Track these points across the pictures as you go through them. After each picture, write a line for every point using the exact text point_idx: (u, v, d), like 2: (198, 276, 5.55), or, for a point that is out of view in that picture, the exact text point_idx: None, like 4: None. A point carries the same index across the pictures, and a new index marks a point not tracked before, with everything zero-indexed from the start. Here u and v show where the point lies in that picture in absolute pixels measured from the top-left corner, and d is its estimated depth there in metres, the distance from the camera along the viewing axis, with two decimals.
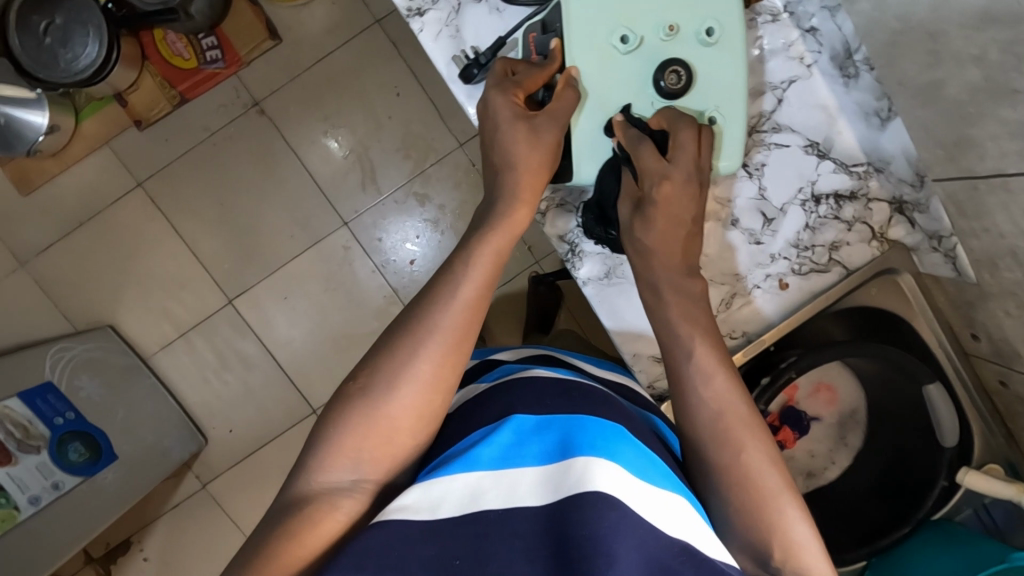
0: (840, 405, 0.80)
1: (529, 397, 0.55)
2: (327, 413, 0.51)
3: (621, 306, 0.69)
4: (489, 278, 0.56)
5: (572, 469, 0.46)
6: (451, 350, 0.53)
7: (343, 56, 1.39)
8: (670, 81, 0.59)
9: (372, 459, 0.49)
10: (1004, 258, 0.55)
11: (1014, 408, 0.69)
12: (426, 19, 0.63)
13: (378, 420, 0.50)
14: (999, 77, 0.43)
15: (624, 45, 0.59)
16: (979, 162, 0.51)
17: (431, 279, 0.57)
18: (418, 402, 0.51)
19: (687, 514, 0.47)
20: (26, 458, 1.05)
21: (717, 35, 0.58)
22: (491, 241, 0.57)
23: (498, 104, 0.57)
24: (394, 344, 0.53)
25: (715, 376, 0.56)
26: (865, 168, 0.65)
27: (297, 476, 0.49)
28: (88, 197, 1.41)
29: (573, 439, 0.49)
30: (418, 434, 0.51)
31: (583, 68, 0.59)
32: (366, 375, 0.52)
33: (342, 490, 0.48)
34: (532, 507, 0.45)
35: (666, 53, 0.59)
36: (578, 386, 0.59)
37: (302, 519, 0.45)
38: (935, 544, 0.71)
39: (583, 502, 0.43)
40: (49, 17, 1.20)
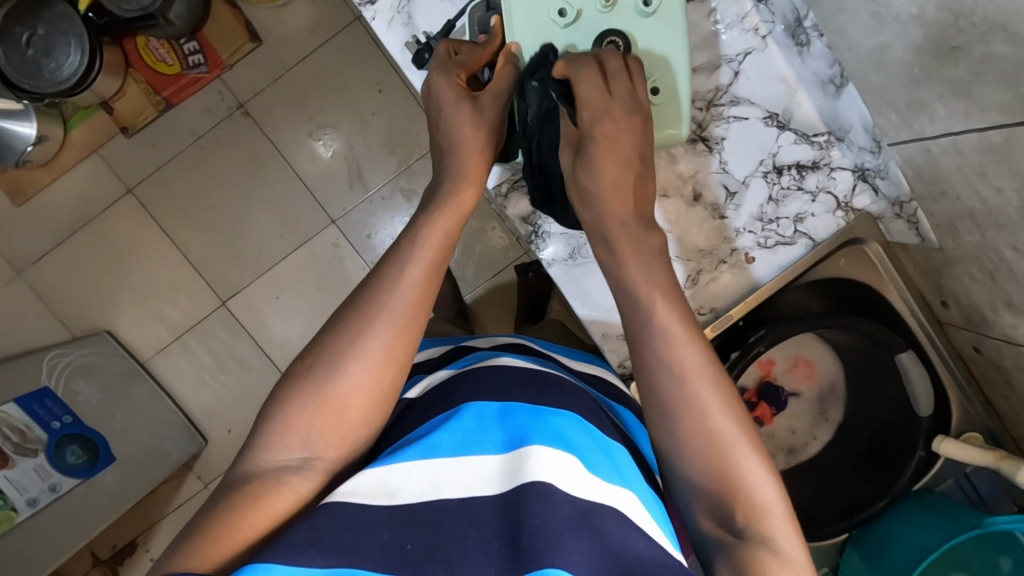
0: (819, 379, 0.79)
1: (492, 383, 0.57)
2: (275, 393, 0.52)
3: (587, 286, 0.70)
4: (438, 258, 0.56)
5: (528, 459, 0.47)
6: (402, 330, 0.53)
7: (324, 54, 1.40)
8: (607, 52, 0.59)
9: (322, 437, 0.50)
10: (963, 222, 0.55)
11: (988, 375, 0.68)
12: (377, 7, 0.62)
13: (326, 397, 0.51)
14: (938, 35, 0.43)
15: (562, 19, 0.59)
16: (930, 124, 0.50)
17: (380, 262, 0.57)
18: (369, 381, 0.52)
19: (629, 495, 0.48)
20: (22, 461, 1.07)
21: (654, 3, 0.58)
22: (438, 224, 0.57)
23: (441, 84, 0.58)
24: (343, 324, 0.54)
25: (669, 326, 0.52)
26: (826, 138, 0.65)
27: (246, 454, 0.50)
28: (80, 205, 1.44)
29: (535, 429, 0.51)
30: (368, 414, 0.52)
31: (524, 45, 0.60)
32: (315, 354, 0.53)
33: (292, 468, 0.49)
34: (488, 497, 0.47)
35: (606, 24, 0.59)
36: (538, 372, 0.61)
37: (249, 494, 0.47)
38: (919, 512, 0.72)
39: (541, 492, 0.44)
40: (31, 28, 1.21)
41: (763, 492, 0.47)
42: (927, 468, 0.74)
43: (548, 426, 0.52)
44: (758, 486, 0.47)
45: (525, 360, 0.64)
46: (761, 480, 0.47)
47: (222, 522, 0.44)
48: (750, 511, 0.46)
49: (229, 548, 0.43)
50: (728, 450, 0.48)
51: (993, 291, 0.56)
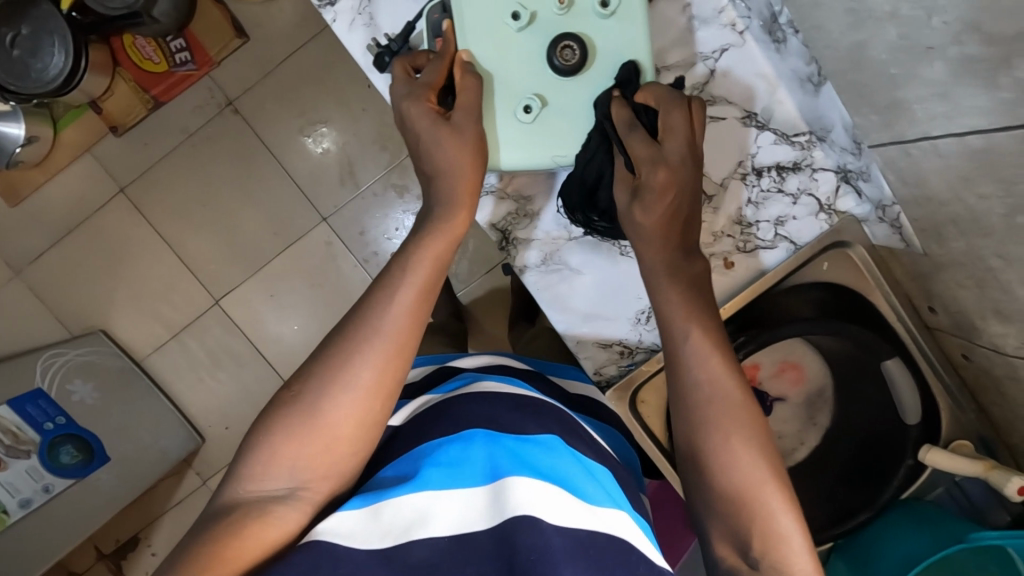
0: (807, 384, 0.77)
1: (477, 412, 0.58)
2: (263, 419, 0.51)
3: (563, 293, 0.68)
4: (432, 280, 0.55)
5: (522, 492, 0.47)
6: (394, 354, 0.52)
7: (313, 50, 1.38)
8: (563, 57, 0.56)
9: (309, 467, 0.50)
10: (948, 227, 0.52)
11: (980, 383, 0.65)
12: (338, 9, 0.61)
13: (313, 426, 0.50)
14: (914, 34, 0.40)
15: (516, 21, 0.56)
16: (910, 126, 0.48)
17: (371, 282, 0.56)
18: (358, 409, 0.51)
19: (620, 521, 0.50)
20: (15, 463, 1.10)
21: (613, 4, 0.55)
22: (429, 246, 0.55)
23: (414, 113, 0.54)
24: (333, 349, 0.53)
25: (704, 352, 0.56)
26: (807, 138, 0.62)
27: (230, 481, 0.50)
28: (74, 205, 1.43)
29: (524, 453, 0.52)
30: (357, 442, 0.51)
31: (477, 51, 0.56)
32: (303, 382, 0.52)
33: (278, 498, 0.48)
34: (481, 533, 0.46)
35: (562, 27, 0.56)
36: (527, 399, 0.61)
37: (232, 524, 0.46)
38: (908, 523, 0.69)
39: (532, 528, 0.45)
40: (15, 29, 1.20)
41: (781, 522, 0.52)
42: (914, 479, 0.71)
43: (541, 456, 0.53)
44: (779, 520, 0.52)
45: (512, 386, 0.64)
46: (780, 514, 0.52)
47: (205, 551, 0.44)
48: (769, 542, 0.51)
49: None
50: (755, 480, 0.53)
51: (981, 299, 0.53)
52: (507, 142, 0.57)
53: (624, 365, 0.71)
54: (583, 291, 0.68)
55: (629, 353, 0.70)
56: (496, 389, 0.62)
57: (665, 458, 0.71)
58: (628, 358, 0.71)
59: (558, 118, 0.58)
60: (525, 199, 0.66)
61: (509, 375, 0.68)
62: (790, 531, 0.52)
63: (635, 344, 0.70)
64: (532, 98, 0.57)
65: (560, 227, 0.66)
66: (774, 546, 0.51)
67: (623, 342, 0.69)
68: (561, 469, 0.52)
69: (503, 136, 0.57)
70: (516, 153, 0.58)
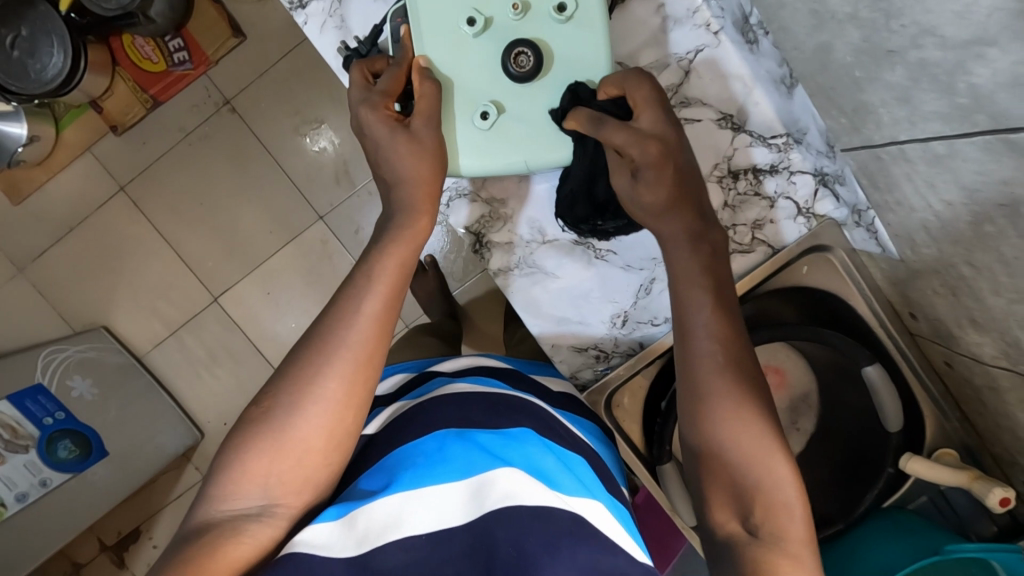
0: (791, 388, 0.77)
1: (446, 413, 0.57)
2: (231, 438, 0.51)
3: (537, 297, 0.68)
4: (396, 288, 0.55)
5: (497, 487, 0.48)
6: (361, 365, 0.53)
7: (308, 48, 1.39)
8: (518, 64, 0.56)
9: (280, 483, 0.50)
10: (919, 234, 0.51)
11: (963, 391, 0.63)
12: (309, 11, 0.61)
13: (284, 443, 0.50)
14: (873, 37, 0.39)
15: (472, 27, 0.55)
16: (877, 130, 0.47)
17: (335, 294, 0.56)
18: (327, 422, 0.51)
19: (596, 511, 0.50)
20: (15, 457, 1.10)
21: (569, 10, 0.55)
22: (393, 253, 0.55)
23: (369, 119, 0.54)
24: (298, 364, 0.53)
25: (691, 331, 0.54)
26: (784, 140, 0.61)
27: (201, 503, 0.50)
28: (75, 204, 1.45)
29: (500, 452, 0.52)
30: (328, 455, 0.52)
31: (433, 56, 0.56)
32: (271, 399, 0.52)
33: (251, 516, 0.49)
34: (460, 528, 0.47)
35: (519, 33, 0.56)
36: (498, 397, 0.60)
37: (205, 546, 0.46)
38: (880, 532, 0.67)
39: (510, 517, 0.46)
40: (16, 30, 1.22)
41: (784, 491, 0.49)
42: (896, 487, 0.70)
43: (512, 452, 0.52)
44: (782, 485, 0.49)
45: (485, 387, 0.63)
46: (784, 483, 0.49)
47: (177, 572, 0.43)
48: (772, 509, 0.49)
49: None
50: (755, 448, 0.50)
51: (955, 306, 0.52)
52: (467, 149, 0.57)
53: (599, 370, 0.71)
54: (556, 294, 0.68)
55: (604, 358, 0.70)
56: (468, 391, 0.61)
57: (640, 462, 0.71)
58: (603, 363, 0.71)
59: (515, 125, 0.57)
60: (499, 202, 0.65)
61: (488, 375, 0.67)
62: (794, 498, 0.49)
63: (610, 348, 0.69)
64: (488, 105, 0.56)
65: (534, 233, 0.66)
66: (776, 513, 0.48)
67: (598, 346, 0.69)
68: (534, 460, 0.52)
69: (459, 142, 0.57)
70: (477, 159, 0.57)
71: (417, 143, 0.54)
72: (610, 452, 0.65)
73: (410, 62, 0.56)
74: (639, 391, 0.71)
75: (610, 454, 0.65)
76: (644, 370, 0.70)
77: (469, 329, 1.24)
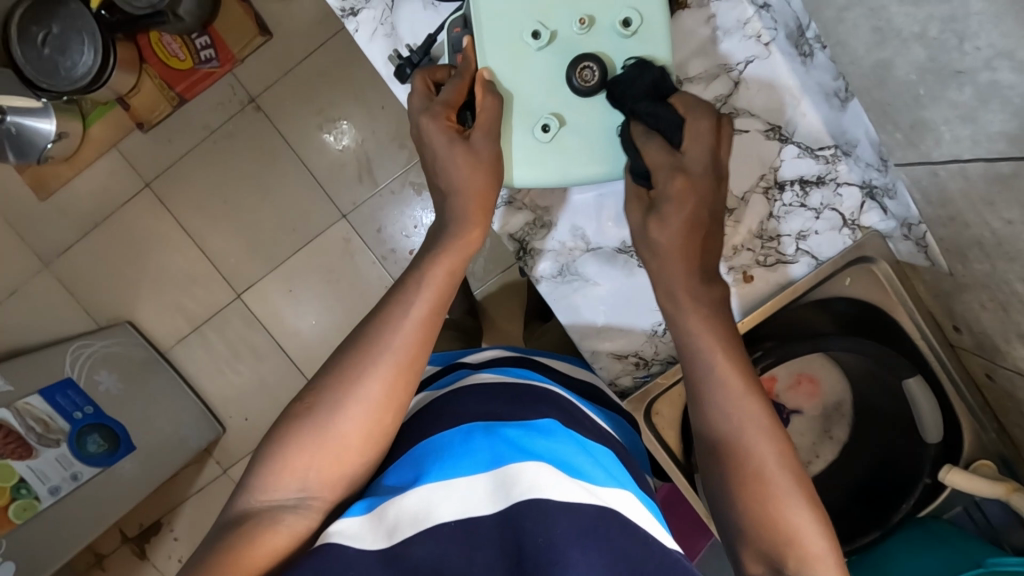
0: (823, 398, 0.77)
1: (473, 407, 0.57)
2: (273, 430, 0.51)
3: (576, 303, 0.68)
4: (443, 292, 0.55)
5: (522, 477, 0.47)
6: (405, 366, 0.52)
7: (333, 47, 1.39)
8: (583, 77, 0.56)
9: (318, 477, 0.49)
10: (972, 249, 0.51)
11: (1004, 403, 0.64)
12: (359, 19, 0.62)
13: (326, 438, 0.50)
14: (941, 56, 0.39)
15: (536, 40, 0.56)
16: (936, 147, 0.47)
17: (384, 295, 0.56)
18: (369, 421, 0.51)
19: (629, 505, 0.50)
20: (46, 451, 1.11)
21: (635, 25, 0.56)
22: (443, 260, 0.55)
23: (431, 128, 0.54)
24: (343, 361, 0.52)
25: None
26: (832, 152, 0.61)
27: (239, 493, 0.49)
28: (101, 199, 1.46)
29: (522, 441, 0.52)
30: (366, 452, 0.51)
31: (495, 68, 0.56)
32: (315, 393, 0.52)
33: (288, 507, 0.48)
34: (485, 519, 0.46)
35: (582, 47, 0.56)
36: (527, 391, 0.61)
37: (242, 536, 0.46)
38: (920, 541, 0.68)
39: (535, 512, 0.45)
40: (47, 27, 1.25)
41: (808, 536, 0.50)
42: (932, 497, 0.71)
43: (539, 443, 0.52)
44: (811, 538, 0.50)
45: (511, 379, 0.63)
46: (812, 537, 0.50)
47: (219, 564, 0.43)
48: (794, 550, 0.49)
49: None
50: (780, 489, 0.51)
51: (1006, 322, 0.52)
52: (525, 159, 0.57)
53: (639, 377, 0.71)
54: (598, 300, 0.68)
55: (644, 365, 0.70)
56: (495, 384, 0.62)
57: (677, 468, 0.72)
58: (642, 370, 0.71)
59: (575, 138, 0.57)
60: (542, 209, 0.66)
61: (518, 368, 0.67)
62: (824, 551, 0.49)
63: (650, 355, 0.70)
64: (550, 117, 0.57)
65: (577, 239, 0.67)
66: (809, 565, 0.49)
67: (638, 353, 0.70)
68: (557, 452, 0.51)
69: (518, 153, 0.57)
70: (536, 169, 0.58)
71: (474, 154, 0.54)
72: (634, 441, 0.66)
73: (472, 73, 0.56)
74: (677, 399, 0.72)
75: (634, 442, 0.66)
76: None
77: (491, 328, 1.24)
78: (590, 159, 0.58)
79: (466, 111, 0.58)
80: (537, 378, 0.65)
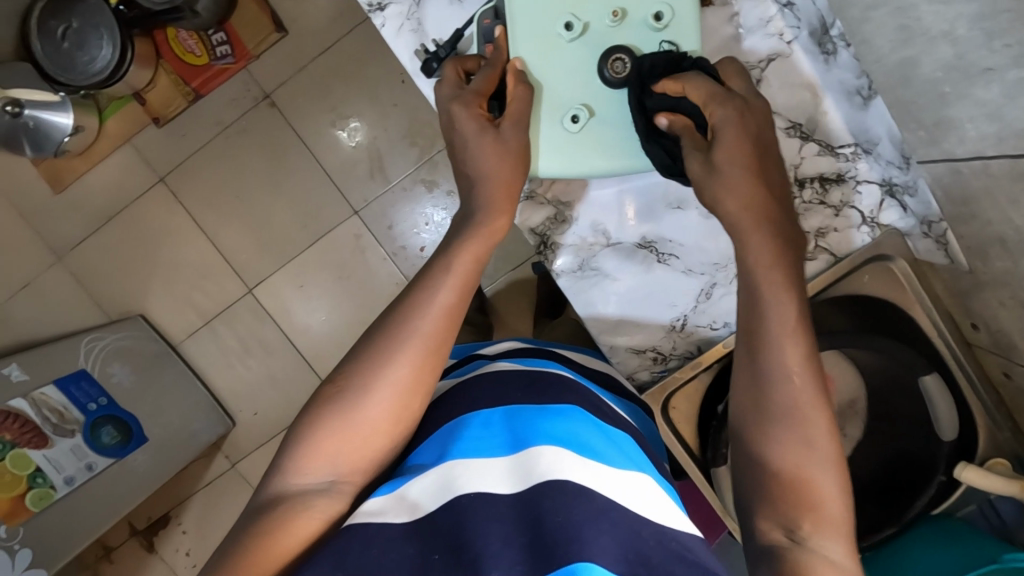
0: (839, 396, 0.75)
1: (492, 393, 0.59)
2: (304, 415, 0.51)
3: (596, 298, 0.69)
4: (467, 280, 0.55)
5: (540, 459, 0.49)
6: (430, 352, 0.53)
7: (347, 44, 1.40)
8: (614, 69, 0.57)
9: (349, 461, 0.50)
10: (993, 247, 0.52)
11: (1019, 401, 0.64)
12: (386, 14, 0.63)
13: (356, 423, 0.50)
14: (970, 54, 0.40)
15: (568, 32, 0.56)
16: (960, 145, 0.48)
17: (410, 283, 0.56)
18: (397, 405, 0.51)
19: (652, 493, 0.50)
20: (61, 441, 1.12)
21: (666, 19, 0.56)
22: (468, 247, 0.56)
23: (460, 116, 0.55)
24: (372, 346, 0.53)
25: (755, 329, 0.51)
26: (852, 150, 0.62)
27: (271, 477, 0.50)
28: (115, 193, 1.47)
29: (543, 427, 0.53)
30: (394, 435, 0.52)
31: (528, 59, 0.57)
32: (345, 378, 0.52)
33: (320, 491, 0.49)
34: (505, 496, 0.47)
35: (613, 39, 0.57)
36: (545, 377, 0.62)
37: (276, 520, 0.46)
38: (938, 539, 0.67)
39: (556, 490, 0.46)
40: (65, 21, 1.26)
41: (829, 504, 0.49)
42: (947, 495, 0.71)
43: (558, 427, 0.53)
44: (828, 499, 0.49)
45: (530, 366, 0.64)
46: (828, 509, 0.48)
47: (253, 550, 0.44)
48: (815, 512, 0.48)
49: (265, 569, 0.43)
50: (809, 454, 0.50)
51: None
52: (553, 149, 0.58)
53: (657, 371, 0.72)
54: (618, 296, 0.69)
55: (662, 360, 0.71)
56: (514, 370, 0.63)
57: (694, 463, 0.72)
58: (660, 365, 0.73)
59: (604, 129, 0.58)
60: (564, 204, 0.67)
61: (537, 357, 0.68)
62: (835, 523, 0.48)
63: (668, 350, 0.71)
64: (580, 108, 0.58)
65: (598, 234, 0.67)
66: (823, 531, 0.48)
67: (656, 348, 0.71)
68: (578, 435, 0.53)
69: (546, 143, 0.58)
70: (566, 157, 0.59)
71: (502, 143, 0.55)
72: (650, 431, 0.67)
73: (504, 63, 0.57)
74: (695, 395, 0.72)
75: (650, 430, 0.68)
76: (702, 374, 0.71)
77: (500, 324, 1.24)
78: (620, 150, 0.58)
79: (495, 101, 0.58)
80: (556, 366, 0.66)
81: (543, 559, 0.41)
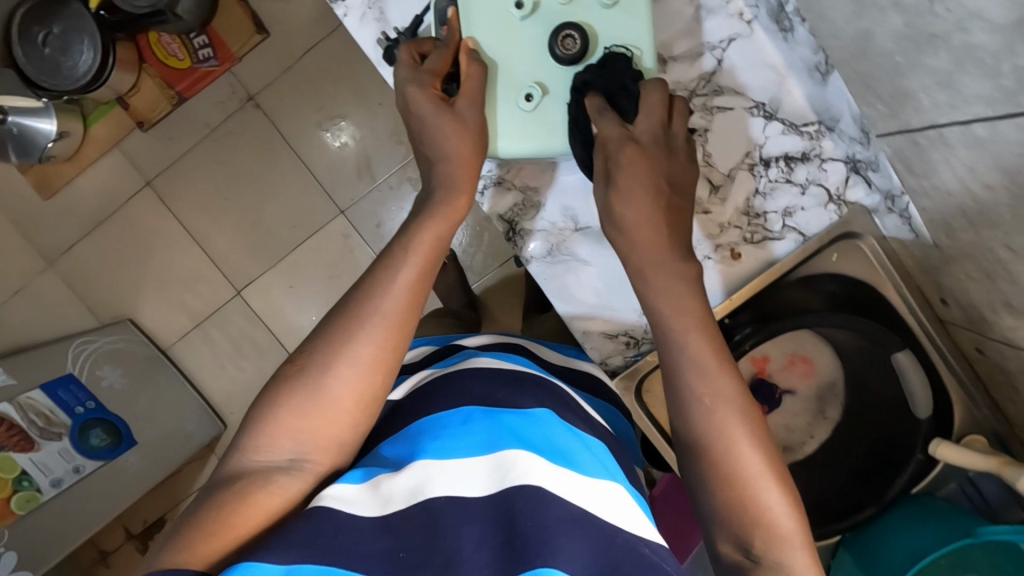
0: (818, 377, 0.76)
1: (472, 389, 0.58)
2: (267, 392, 0.52)
3: (567, 283, 0.69)
4: (430, 262, 0.56)
5: (516, 462, 0.48)
6: (394, 332, 0.53)
7: (331, 44, 1.41)
8: (565, 46, 0.57)
9: (311, 439, 0.50)
10: (956, 219, 0.52)
11: (995, 376, 0.64)
12: (349, 3, 0.63)
13: (317, 400, 0.50)
14: (917, 21, 0.40)
15: (519, 11, 0.57)
16: (916, 115, 0.48)
17: (373, 264, 0.56)
18: (360, 384, 0.52)
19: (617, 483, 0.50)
20: (49, 444, 1.12)
21: None
22: (431, 229, 0.56)
23: (418, 99, 0.56)
24: (336, 326, 0.53)
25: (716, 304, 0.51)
26: (815, 127, 0.62)
27: (235, 453, 0.50)
28: (103, 198, 1.48)
29: (520, 429, 0.52)
30: (358, 416, 0.52)
31: (481, 39, 0.58)
32: (309, 356, 0.52)
33: (281, 468, 0.49)
34: (476, 498, 0.47)
35: (565, 17, 0.58)
36: (518, 372, 0.61)
37: (237, 494, 0.46)
38: (910, 518, 0.68)
39: (529, 493, 0.46)
40: (48, 27, 1.27)
41: (784, 522, 0.49)
42: (925, 473, 0.71)
43: (534, 431, 0.52)
44: (782, 518, 0.49)
45: (508, 362, 0.64)
46: (798, 555, 0.48)
47: (210, 520, 0.44)
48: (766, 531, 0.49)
49: (223, 537, 0.43)
50: (748, 474, 0.50)
51: (991, 291, 0.53)
52: (509, 129, 0.59)
53: (630, 356, 0.72)
54: (589, 280, 0.69)
55: (635, 344, 0.71)
56: (490, 366, 0.62)
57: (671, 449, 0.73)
58: (634, 349, 0.72)
59: (556, 106, 0.58)
60: (532, 189, 0.67)
61: (510, 351, 0.68)
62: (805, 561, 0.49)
63: (641, 334, 0.70)
64: (533, 86, 0.58)
65: (567, 219, 0.67)
66: (779, 548, 0.48)
67: (629, 332, 0.70)
68: (553, 438, 0.52)
69: (501, 123, 0.59)
70: (521, 137, 0.59)
71: (461, 125, 0.56)
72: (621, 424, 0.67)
73: (457, 44, 0.58)
74: None
75: (622, 426, 0.68)
76: None
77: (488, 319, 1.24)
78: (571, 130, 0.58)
79: (451, 82, 0.59)
80: (529, 361, 0.66)
81: (510, 561, 0.41)
